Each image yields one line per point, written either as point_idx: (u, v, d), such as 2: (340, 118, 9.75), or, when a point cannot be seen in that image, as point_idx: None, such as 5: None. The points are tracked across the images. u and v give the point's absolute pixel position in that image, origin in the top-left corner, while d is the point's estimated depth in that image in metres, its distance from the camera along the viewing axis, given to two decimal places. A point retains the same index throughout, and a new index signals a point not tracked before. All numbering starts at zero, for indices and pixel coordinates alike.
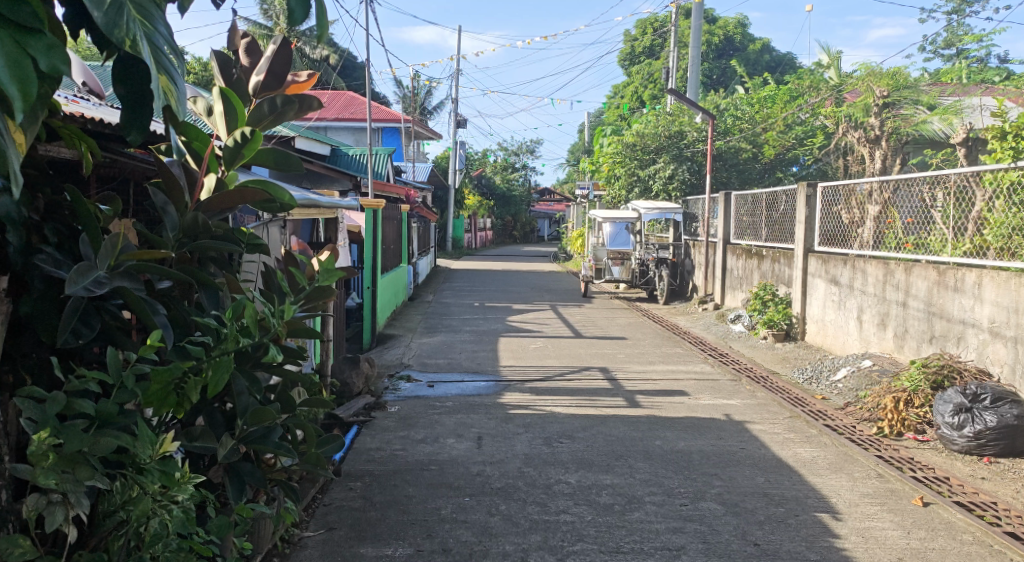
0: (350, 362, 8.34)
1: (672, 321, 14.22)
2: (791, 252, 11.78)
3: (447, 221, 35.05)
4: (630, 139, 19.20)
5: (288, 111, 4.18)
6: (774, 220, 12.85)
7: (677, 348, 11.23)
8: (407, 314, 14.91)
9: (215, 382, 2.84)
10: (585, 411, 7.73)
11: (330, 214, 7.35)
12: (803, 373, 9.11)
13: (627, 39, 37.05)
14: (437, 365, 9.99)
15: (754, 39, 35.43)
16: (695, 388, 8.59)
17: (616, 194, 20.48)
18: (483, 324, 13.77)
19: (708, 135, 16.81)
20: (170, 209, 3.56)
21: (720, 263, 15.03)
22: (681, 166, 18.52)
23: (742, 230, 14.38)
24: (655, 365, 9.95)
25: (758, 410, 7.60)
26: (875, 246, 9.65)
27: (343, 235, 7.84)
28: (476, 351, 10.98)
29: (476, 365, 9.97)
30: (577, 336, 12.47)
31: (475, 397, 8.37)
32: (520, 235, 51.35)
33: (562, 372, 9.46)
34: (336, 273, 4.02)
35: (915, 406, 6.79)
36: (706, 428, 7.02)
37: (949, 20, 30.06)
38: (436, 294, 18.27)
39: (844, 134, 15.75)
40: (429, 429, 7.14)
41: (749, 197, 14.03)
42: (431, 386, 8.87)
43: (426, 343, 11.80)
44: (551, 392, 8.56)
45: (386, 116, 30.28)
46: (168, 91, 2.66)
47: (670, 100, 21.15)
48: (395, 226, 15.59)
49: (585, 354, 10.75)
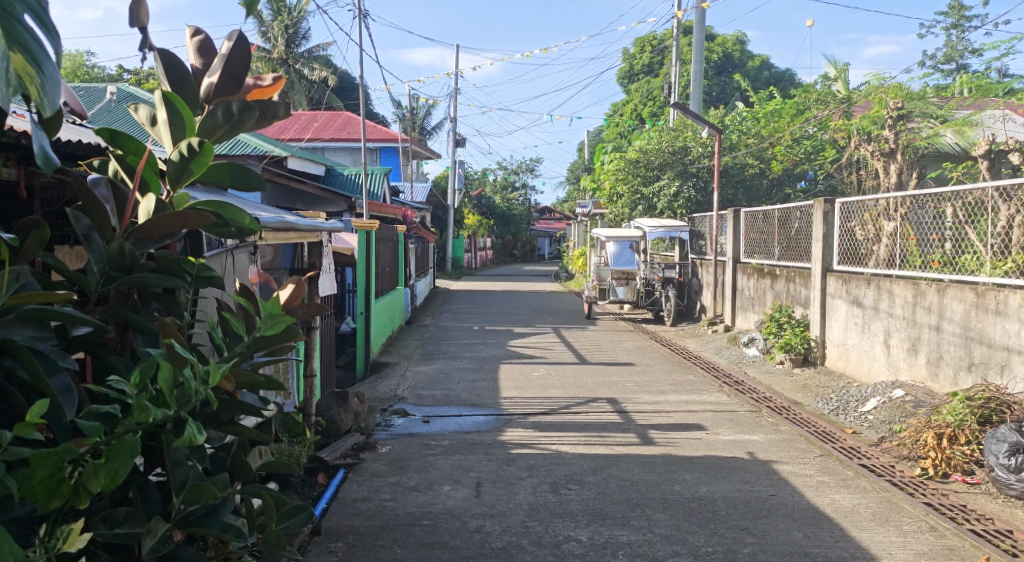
0: (338, 398, 7.69)
1: (682, 345, 13.54)
2: (807, 271, 11.13)
3: (447, 241, 34.47)
4: (632, 156, 18.61)
5: (246, 119, 3.54)
6: (788, 237, 12.20)
7: (689, 375, 10.57)
8: (404, 339, 14.26)
9: (113, 472, 2.34)
10: (594, 449, 7.06)
11: (313, 237, 6.72)
12: (829, 403, 8.43)
13: (625, 56, 36.55)
14: (433, 397, 9.33)
15: (754, 55, 34.94)
16: (713, 421, 7.91)
17: (618, 213, 19.89)
18: (483, 349, 13.11)
19: (715, 150, 16.22)
20: (95, 238, 2.97)
21: (729, 283, 14.39)
22: (686, 183, 17.90)
23: (753, 248, 13.73)
24: (667, 395, 9.28)
25: (783, 447, 6.93)
26: (899, 265, 9.02)
27: (329, 260, 7.19)
28: (475, 380, 10.32)
29: (475, 396, 9.31)
30: (582, 362, 11.81)
31: (474, 434, 7.69)
32: (520, 254, 50.72)
33: (567, 404, 8.79)
34: (283, 320, 3.22)
35: (961, 443, 6.13)
36: (729, 469, 6.36)
37: (949, 34, 29.54)
38: (434, 318, 17.61)
39: (856, 149, 15.15)
40: (423, 473, 6.48)
41: (760, 213, 13.39)
42: (426, 421, 8.20)
43: (422, 372, 11.14)
44: (556, 427, 7.89)
45: (382, 136, 29.73)
46: (23, 71, 2.26)
47: (673, 115, 20.55)
48: (391, 248, 14.95)
49: (591, 383, 10.08)
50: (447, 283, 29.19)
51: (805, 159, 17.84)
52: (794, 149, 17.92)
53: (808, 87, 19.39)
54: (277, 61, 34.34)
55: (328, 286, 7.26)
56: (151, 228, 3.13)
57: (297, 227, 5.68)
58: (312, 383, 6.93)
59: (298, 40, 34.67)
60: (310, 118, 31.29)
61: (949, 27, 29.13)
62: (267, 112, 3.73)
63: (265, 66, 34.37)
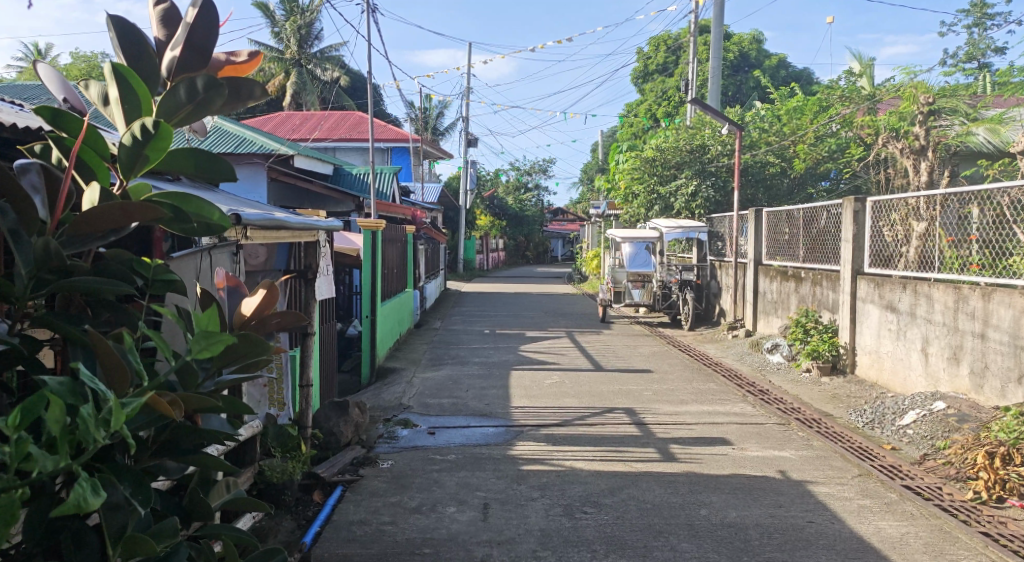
0: (338, 409, 7.19)
1: (701, 350, 13.00)
2: (835, 274, 10.57)
3: (458, 242, 34.01)
4: (649, 154, 18.10)
5: (213, 97, 3.03)
6: (814, 238, 11.65)
7: (711, 383, 10.03)
8: (412, 343, 13.77)
9: None
10: (612, 466, 6.54)
11: (309, 236, 6.24)
12: (864, 416, 7.89)
13: (640, 56, 35.99)
14: (440, 406, 8.82)
15: (770, 54, 34.27)
16: (738, 435, 7.36)
17: (633, 213, 19.35)
18: (493, 354, 12.61)
19: (736, 148, 15.69)
20: (23, 237, 2.50)
21: (749, 286, 13.83)
22: (705, 182, 17.35)
23: (776, 249, 13.18)
24: (689, 405, 8.76)
25: (818, 465, 6.39)
26: (935, 267, 8.54)
27: (327, 261, 6.70)
28: (484, 388, 9.82)
29: (484, 406, 8.80)
30: (597, 368, 11.29)
31: (482, 448, 7.17)
32: (533, 255, 50.21)
33: (582, 415, 8.27)
34: (220, 341, 2.60)
35: (1016, 464, 5.56)
36: (759, 490, 5.81)
37: (972, 33, 28.76)
38: (444, 321, 17.11)
39: (884, 146, 14.59)
40: (426, 492, 5.97)
41: (784, 213, 12.83)
42: (432, 433, 7.70)
43: (430, 378, 10.65)
44: (571, 441, 7.37)
45: (393, 135, 29.31)
46: None
47: (690, 111, 20.00)
48: (399, 249, 14.47)
49: (607, 391, 9.56)
50: (459, 285, 28.71)
51: (827, 157, 17.34)
52: (817, 147, 17.33)
53: (830, 84, 18.80)
54: (289, 61, 34.05)
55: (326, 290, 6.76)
56: (91, 222, 2.63)
57: (288, 225, 5.19)
58: (309, 394, 6.43)
59: (311, 40, 34.36)
60: (321, 118, 30.93)
61: (971, 25, 28.35)
62: (240, 92, 3.23)
63: (277, 66, 34.05)
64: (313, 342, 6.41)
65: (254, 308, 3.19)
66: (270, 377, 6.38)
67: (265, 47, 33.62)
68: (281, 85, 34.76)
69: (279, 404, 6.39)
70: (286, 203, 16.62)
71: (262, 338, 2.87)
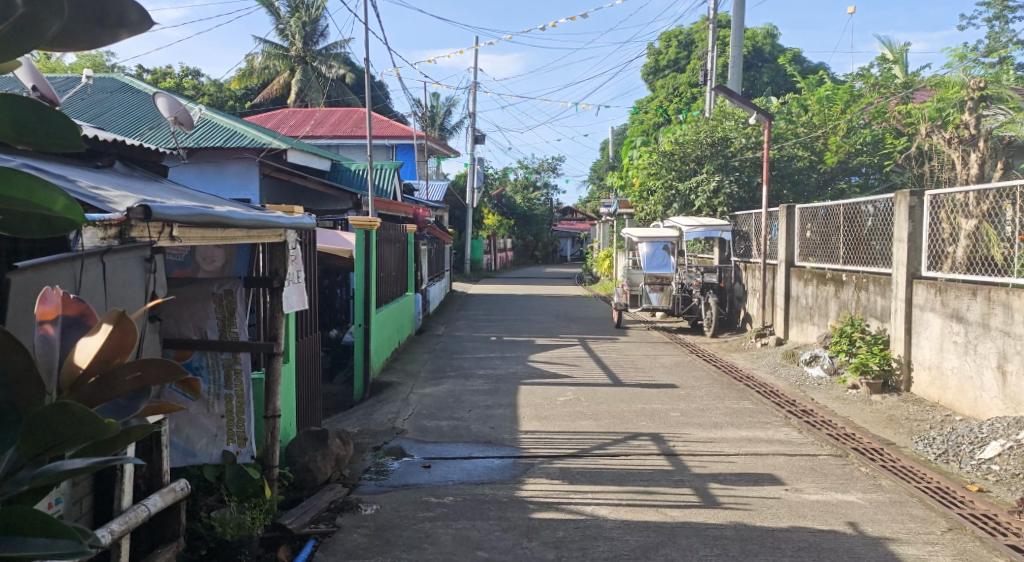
0: (314, 440, 6.04)
1: (728, 361, 11.83)
2: (883, 278, 9.46)
3: (465, 243, 32.85)
4: (666, 148, 16.98)
5: (42, 17, 1.93)
6: (856, 237, 10.51)
7: (746, 402, 8.87)
8: (412, 352, 12.64)
9: None
10: (642, 512, 5.41)
11: (273, 235, 5.11)
12: (933, 446, 6.78)
13: (650, 52, 34.86)
14: (438, 431, 7.68)
15: (784, 49, 33.03)
16: (790, 471, 6.21)
17: (649, 211, 18.20)
18: (500, 365, 11.48)
19: (765, 139, 14.52)
20: None
21: (780, 290, 12.68)
22: (728, 177, 16.19)
23: (811, 250, 12.01)
24: (726, 430, 7.62)
25: (895, 515, 5.23)
26: (994, 269, 7.63)
27: (299, 264, 5.59)
28: (490, 407, 8.67)
29: (488, 431, 7.64)
30: (615, 382, 10.15)
31: (486, 488, 6.02)
32: (542, 256, 48.93)
33: (601, 443, 7.11)
34: None
35: None
36: (830, 552, 4.66)
37: (992, 26, 27.48)
38: (449, 326, 15.95)
39: (927, 137, 13.44)
40: (415, 552, 4.84)
41: (820, 211, 11.67)
42: (427, 467, 6.55)
43: (429, 394, 9.52)
44: (591, 478, 6.21)
45: (397, 132, 28.22)
46: None
47: (709, 103, 18.86)
48: (398, 250, 13.36)
49: (629, 412, 8.41)
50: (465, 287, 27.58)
51: (860, 149, 16.09)
52: (850, 139, 16.25)
53: (860, 75, 17.62)
54: (295, 59, 33.16)
55: (301, 301, 5.63)
56: None
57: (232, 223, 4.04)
58: (276, 425, 5.30)
59: (316, 36, 33.38)
60: (324, 115, 29.91)
61: (992, 18, 27.05)
62: (102, 18, 2.10)
63: (281, 64, 33.08)
64: (281, 362, 5.29)
65: (92, 356, 2.27)
66: (230, 406, 5.25)
67: (269, 43, 32.67)
68: (285, 83, 33.80)
69: (240, 439, 5.24)
70: (280, 200, 15.53)
71: (89, 411, 2.07)
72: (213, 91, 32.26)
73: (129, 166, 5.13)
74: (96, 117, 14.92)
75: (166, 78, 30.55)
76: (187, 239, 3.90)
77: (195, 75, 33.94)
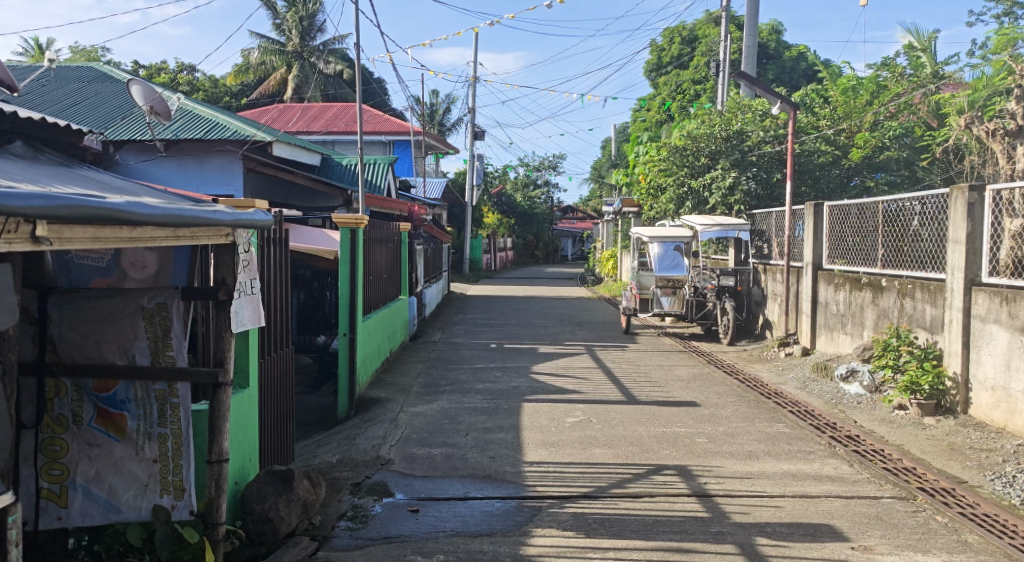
0: (276, 482, 4.95)
1: (751, 373, 10.76)
2: (934, 285, 8.48)
3: (464, 242, 31.76)
4: (678, 142, 15.98)
5: None
6: (895, 238, 9.60)
7: (780, 425, 7.82)
8: (405, 362, 11.57)
9: None
10: None
11: (216, 236, 4.07)
12: (1018, 486, 5.75)
13: (653, 48, 33.70)
14: (430, 461, 6.62)
15: (790, 46, 31.94)
16: (851, 521, 5.16)
17: (659, 210, 17.15)
18: (501, 377, 10.41)
19: (789, 131, 13.46)
20: None
21: (806, 295, 11.65)
22: (745, 174, 15.10)
23: (841, 251, 11.00)
24: (763, 461, 6.56)
25: None
26: None
27: (253, 272, 4.51)
28: (489, 430, 7.60)
29: (487, 463, 6.57)
30: (629, 398, 9.09)
31: (485, 542, 4.96)
32: (542, 255, 47.94)
33: (620, 480, 6.04)
34: None
35: None
36: None
37: (1002, 21, 26.38)
38: (445, 332, 14.86)
39: (965, 129, 12.50)
40: None
41: (853, 209, 10.67)
42: (414, 511, 5.48)
43: (420, 413, 8.45)
44: (611, 528, 5.13)
45: (394, 127, 27.24)
46: None
47: (721, 97, 17.82)
48: (391, 251, 12.31)
49: (649, 438, 7.33)
50: (464, 287, 26.54)
51: (892, 142, 15.38)
52: (876, 134, 15.40)
53: (883, 67, 16.53)
54: (291, 54, 32.21)
55: (256, 318, 4.54)
56: None
57: (134, 217, 3.13)
58: (222, 472, 4.21)
59: (313, 31, 32.35)
60: (319, 110, 28.90)
61: (1003, 14, 25.97)
62: None
63: (278, 59, 32.12)
64: (229, 393, 4.25)
65: None
66: (164, 449, 4.18)
67: (266, 38, 31.72)
68: (282, 80, 32.81)
69: (176, 491, 4.16)
70: (266, 196, 14.45)
71: None
72: (208, 87, 31.22)
73: (36, 148, 4.10)
74: (68, 107, 13.85)
75: (160, 73, 29.55)
76: (60, 240, 2.99)
77: (190, 70, 32.92)
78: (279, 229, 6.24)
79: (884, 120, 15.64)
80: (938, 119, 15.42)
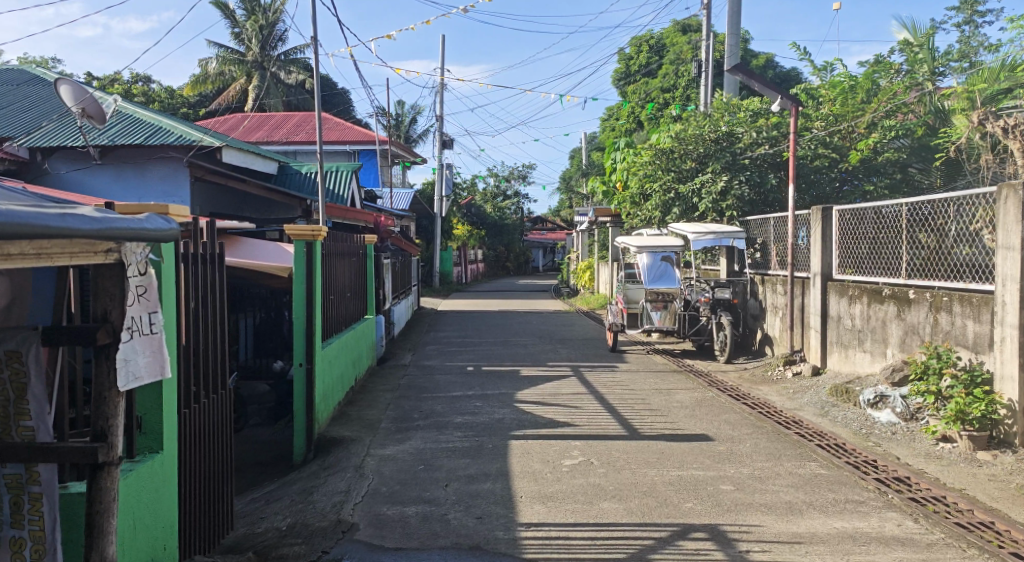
0: None
1: (758, 397, 9.62)
2: (979, 298, 7.40)
3: (434, 254, 30.53)
4: (664, 145, 14.88)
5: None
6: (924, 246, 8.52)
7: (813, 464, 6.67)
8: (371, 391, 10.29)
9: None
10: None
11: (92, 255, 3.12)
12: None
13: (621, 57, 32.58)
14: (403, 526, 5.37)
15: (760, 53, 31.13)
16: None
17: (644, 217, 15.99)
18: (481, 408, 9.17)
19: (790, 129, 12.42)
20: None
21: (814, 308, 10.57)
22: (738, 178, 14.01)
23: (854, 261, 9.95)
24: (810, 516, 5.40)
25: None
26: None
27: (151, 303, 3.46)
28: (473, 480, 6.37)
29: (473, 526, 5.33)
30: (631, 432, 7.91)
31: None
32: (513, 266, 46.82)
33: (641, 550, 4.87)
34: None
35: None
36: None
37: (965, 27, 25.78)
38: (416, 354, 13.57)
39: (977, 127, 11.51)
40: None
41: (870, 213, 9.61)
42: None
43: (390, 457, 7.19)
44: None
45: (359, 136, 25.94)
46: None
47: (705, 99, 16.79)
48: (354, 266, 11.03)
49: (664, 486, 6.13)
50: (435, 303, 25.26)
51: (888, 144, 14.45)
52: (871, 135, 14.43)
53: (877, 65, 15.60)
54: (251, 64, 30.77)
55: (156, 367, 3.53)
56: None
57: None
58: None
59: (273, 41, 30.97)
60: (280, 119, 27.56)
61: (966, 21, 25.44)
62: None
63: (237, 68, 30.63)
64: (118, 476, 3.18)
65: None
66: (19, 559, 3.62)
67: (224, 47, 30.29)
68: (241, 90, 31.29)
69: None
70: (216, 209, 13.12)
71: None
72: (163, 97, 29.62)
73: None
74: None
75: (111, 84, 27.93)
76: None
77: (143, 81, 31.31)
78: (206, 244, 4.97)
79: (881, 120, 14.68)
80: (938, 119, 14.45)
